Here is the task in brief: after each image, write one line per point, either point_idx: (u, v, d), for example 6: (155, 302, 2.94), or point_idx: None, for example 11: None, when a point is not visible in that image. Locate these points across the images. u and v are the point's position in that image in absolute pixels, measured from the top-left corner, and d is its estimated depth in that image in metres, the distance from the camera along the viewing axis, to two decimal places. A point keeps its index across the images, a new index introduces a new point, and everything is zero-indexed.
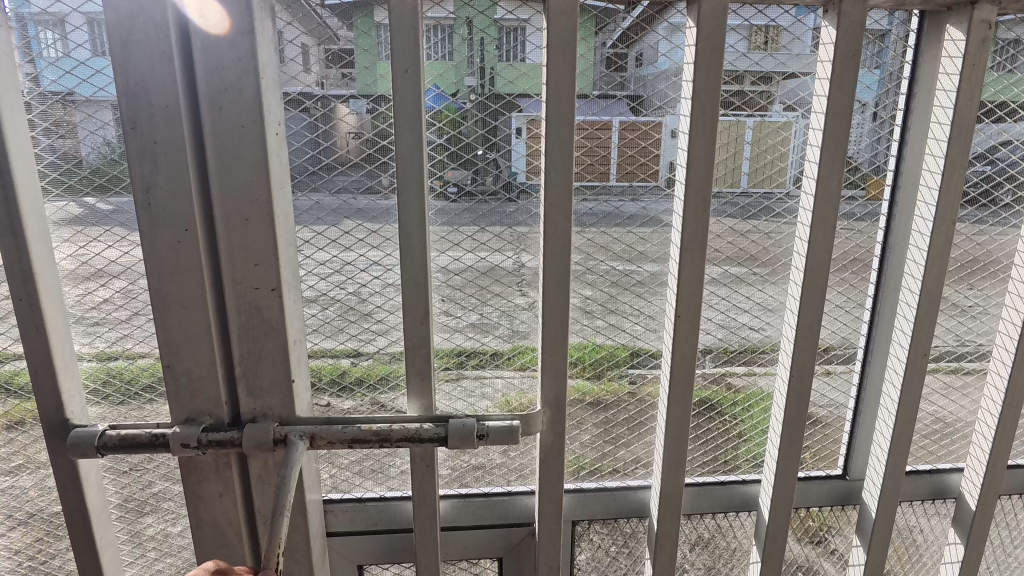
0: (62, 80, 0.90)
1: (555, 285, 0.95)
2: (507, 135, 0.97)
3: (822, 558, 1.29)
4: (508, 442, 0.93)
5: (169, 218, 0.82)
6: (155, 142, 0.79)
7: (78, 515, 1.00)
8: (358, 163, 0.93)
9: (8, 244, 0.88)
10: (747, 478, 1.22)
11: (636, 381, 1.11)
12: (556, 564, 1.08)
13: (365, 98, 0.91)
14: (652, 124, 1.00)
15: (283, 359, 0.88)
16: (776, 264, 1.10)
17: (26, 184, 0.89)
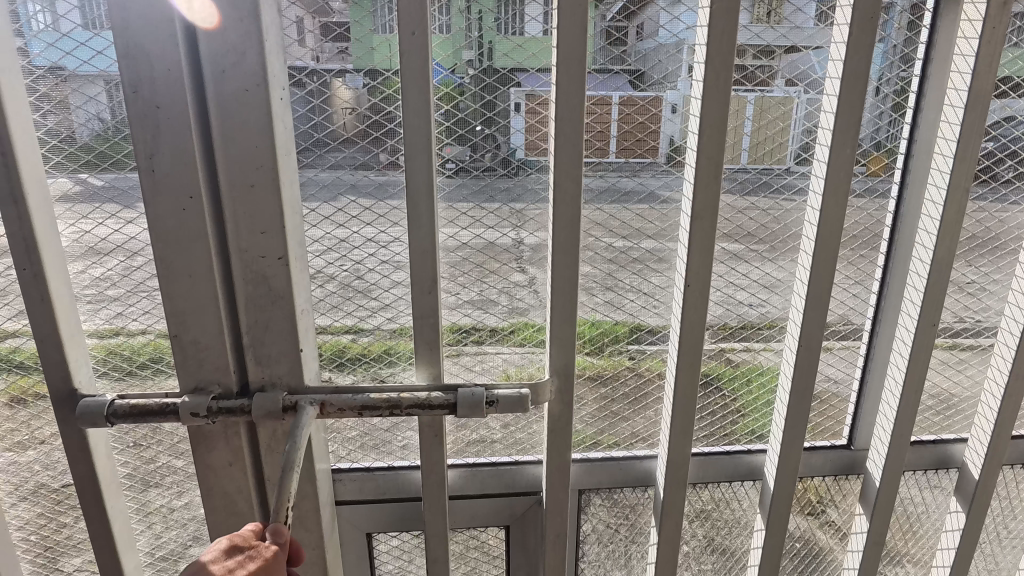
0: (59, 44, 0.87)
1: (564, 253, 0.94)
2: (505, 109, 0.94)
3: (822, 530, 1.31)
4: (517, 409, 0.93)
5: (173, 185, 0.80)
6: (157, 107, 0.78)
7: (89, 484, 1.01)
8: (351, 139, 0.91)
9: (11, 213, 0.87)
10: (753, 448, 1.23)
11: (637, 356, 1.11)
12: (563, 531, 1.10)
13: (361, 72, 0.88)
14: (651, 99, 0.98)
15: (291, 329, 0.88)
16: (787, 236, 1.09)
17: (27, 153, 0.87)
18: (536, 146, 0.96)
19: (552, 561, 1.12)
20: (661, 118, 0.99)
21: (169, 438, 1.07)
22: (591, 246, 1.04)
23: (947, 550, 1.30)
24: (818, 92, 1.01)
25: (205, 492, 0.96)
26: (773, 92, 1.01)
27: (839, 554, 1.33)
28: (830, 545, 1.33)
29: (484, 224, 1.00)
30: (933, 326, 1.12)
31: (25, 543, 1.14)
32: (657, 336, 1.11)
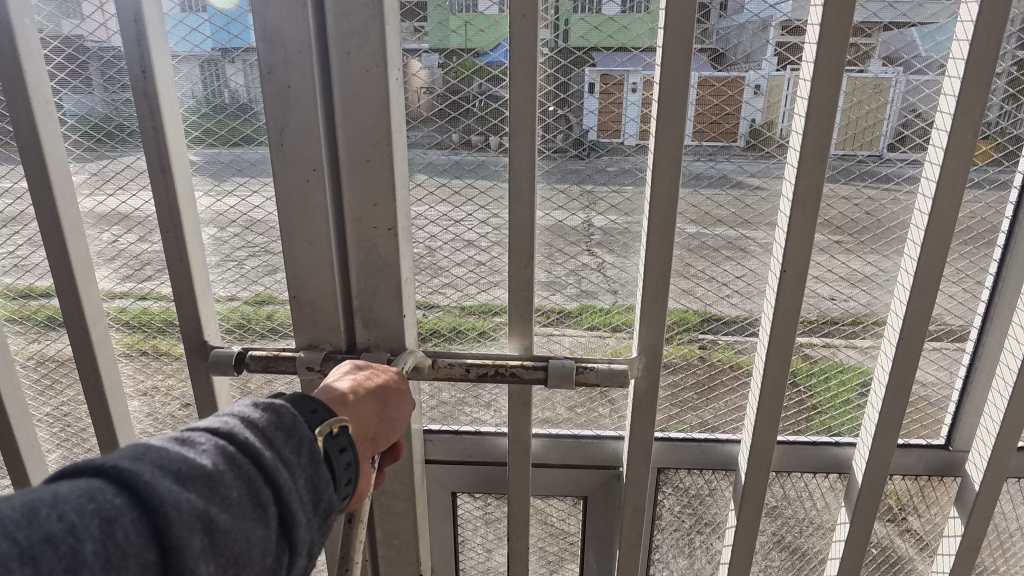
0: (201, 27, 0.96)
1: (659, 232, 0.95)
2: (578, 90, 0.94)
3: (898, 537, 1.29)
4: (612, 382, 0.96)
5: (300, 158, 0.88)
6: (288, 86, 0.85)
7: (214, 424, 1.14)
8: (429, 119, 0.95)
9: (159, 181, 0.98)
10: (841, 441, 1.20)
11: (708, 346, 1.11)
12: (642, 506, 1.12)
13: (437, 52, 0.91)
14: (731, 80, 0.95)
15: (395, 295, 0.94)
16: (894, 223, 1.05)
17: (173, 127, 0.97)
18: (637, 127, 0.96)
19: (629, 535, 1.14)
20: (743, 99, 0.96)
21: (279, 389, 1.17)
22: (686, 226, 1.03)
23: None
24: (914, 73, 0.96)
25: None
26: (866, 73, 0.95)
27: (920, 564, 1.30)
28: (908, 554, 1.30)
29: (580, 203, 1.01)
30: None
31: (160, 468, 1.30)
32: (729, 325, 1.09)
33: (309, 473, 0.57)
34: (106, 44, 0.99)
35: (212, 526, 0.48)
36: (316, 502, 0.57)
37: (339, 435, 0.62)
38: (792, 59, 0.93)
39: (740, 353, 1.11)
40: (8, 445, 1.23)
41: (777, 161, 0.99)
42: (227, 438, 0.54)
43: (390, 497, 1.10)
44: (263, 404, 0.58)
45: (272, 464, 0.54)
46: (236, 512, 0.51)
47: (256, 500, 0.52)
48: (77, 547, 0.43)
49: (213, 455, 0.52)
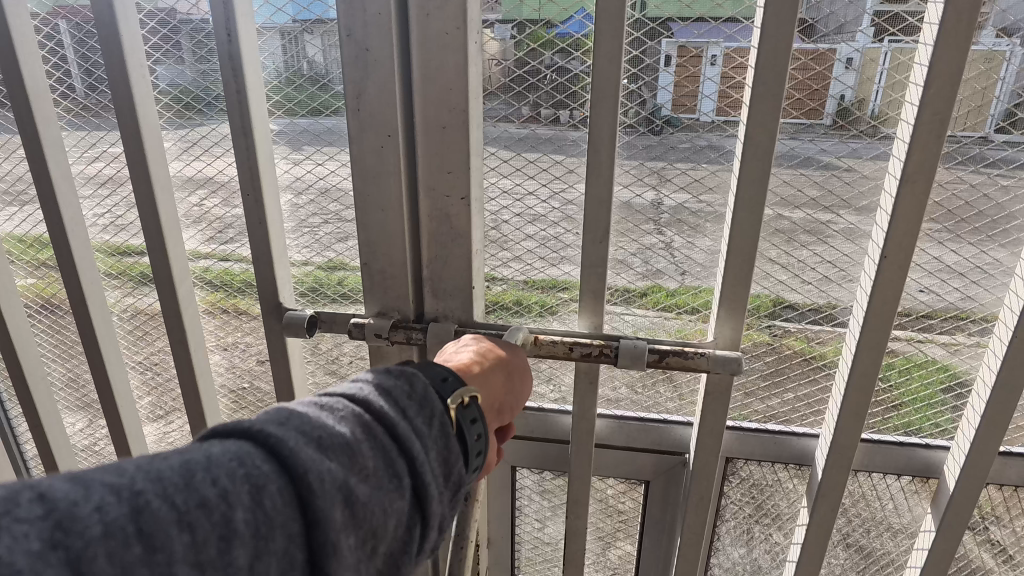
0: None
1: (745, 212, 0.88)
2: (653, 63, 0.88)
3: (980, 547, 1.20)
4: (728, 369, 0.91)
5: (376, 124, 0.87)
6: (367, 50, 0.83)
7: (287, 382, 1.18)
8: (501, 87, 0.91)
9: (241, 145, 1.00)
10: (932, 443, 1.11)
11: (777, 334, 1.04)
12: (707, 495, 1.08)
13: (509, 23, 0.87)
14: (821, 53, 0.85)
15: (466, 266, 0.92)
16: (1015, 208, 0.92)
17: (255, 92, 0.99)
18: (721, 100, 0.89)
19: (692, 523, 1.11)
20: (831, 75, 0.86)
21: (348, 351, 1.20)
22: (779, 204, 0.96)
23: None
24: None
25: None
26: (977, 45, 0.84)
27: None
28: (993, 568, 1.21)
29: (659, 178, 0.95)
30: None
31: (237, 419, 1.37)
32: (802, 313, 1.02)
33: (439, 446, 0.57)
34: (193, 14, 1.02)
35: (350, 497, 0.49)
36: (447, 476, 0.57)
37: (471, 406, 0.61)
38: (911, 22, 0.83)
39: (815, 344, 1.03)
40: (104, 390, 1.32)
41: (878, 138, 0.89)
42: (363, 408, 0.54)
43: None
44: (394, 375, 0.58)
45: (406, 434, 0.54)
46: (373, 483, 0.51)
47: (390, 468, 0.53)
48: (228, 515, 0.44)
49: (351, 423, 0.52)
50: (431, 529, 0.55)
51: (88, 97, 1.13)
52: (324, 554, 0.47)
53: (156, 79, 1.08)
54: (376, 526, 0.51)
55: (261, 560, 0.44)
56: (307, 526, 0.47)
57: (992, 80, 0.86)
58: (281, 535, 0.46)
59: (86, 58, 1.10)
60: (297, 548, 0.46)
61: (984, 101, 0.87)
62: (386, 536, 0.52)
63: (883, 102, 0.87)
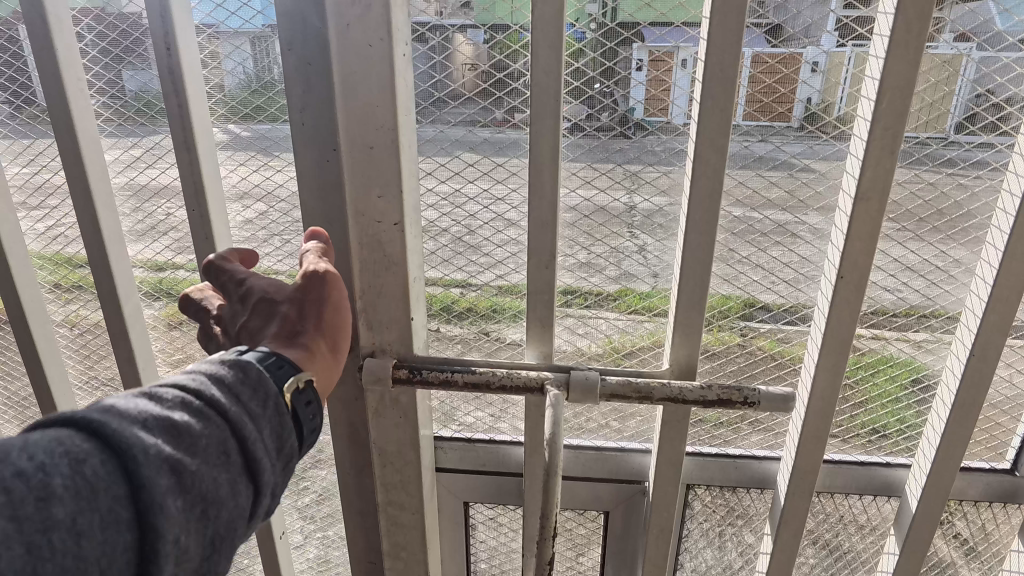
0: (215, 14, 0.87)
1: (699, 233, 0.83)
2: (626, 63, 0.82)
3: (954, 567, 1.19)
4: (780, 409, 0.85)
5: (320, 138, 0.80)
6: (309, 63, 0.77)
7: None
8: (458, 92, 0.85)
9: (184, 160, 0.91)
10: (893, 462, 1.09)
11: (748, 333, 0.99)
12: (668, 526, 1.03)
13: (483, 26, 0.81)
14: (785, 57, 0.82)
15: (403, 295, 0.85)
16: (968, 222, 0.91)
17: (198, 105, 0.89)
18: (658, 106, 0.84)
19: (653, 556, 1.06)
20: (800, 78, 0.82)
21: None
22: (747, 221, 0.92)
23: None
24: (998, 50, 0.82)
25: (338, 427, 1.00)
26: (937, 49, 0.82)
27: None
28: None
29: (621, 187, 0.90)
30: None
31: None
32: (774, 314, 0.97)
33: (272, 425, 0.57)
34: (126, 18, 0.89)
35: (183, 468, 0.48)
36: (280, 450, 0.57)
37: (304, 392, 0.61)
38: (862, 31, 0.80)
39: (782, 343, 0.99)
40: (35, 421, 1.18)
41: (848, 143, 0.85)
42: (196, 396, 0.53)
43: (397, 508, 1.01)
44: (225, 364, 0.57)
45: (239, 418, 0.54)
46: (206, 458, 0.50)
47: (221, 449, 0.51)
48: (67, 489, 0.43)
49: (183, 409, 0.51)
50: (267, 498, 0.54)
51: (11, 107, 1.00)
52: (152, 531, 0.45)
53: (95, 88, 0.95)
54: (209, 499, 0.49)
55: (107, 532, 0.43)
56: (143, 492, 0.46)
57: (944, 92, 0.84)
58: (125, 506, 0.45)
59: (8, 66, 0.97)
60: (126, 531, 0.44)
61: (946, 103, 0.85)
62: (226, 510, 0.50)
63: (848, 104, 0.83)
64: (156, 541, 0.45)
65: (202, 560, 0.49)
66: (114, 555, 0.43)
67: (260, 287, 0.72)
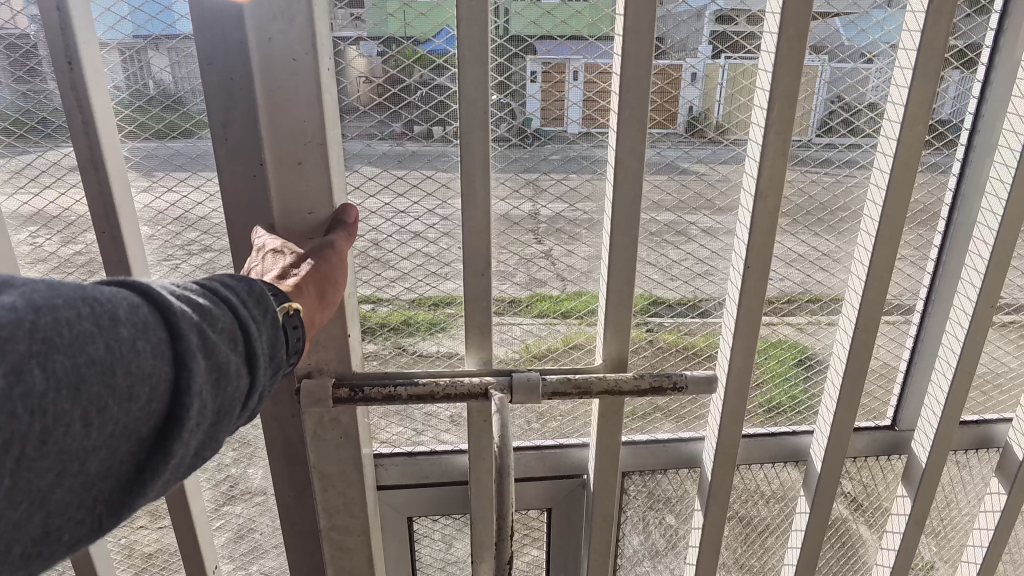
0: (120, 26, 0.81)
1: (624, 235, 0.88)
2: (522, 78, 0.86)
3: (853, 520, 1.33)
4: (705, 391, 0.93)
5: (247, 154, 0.76)
6: (231, 80, 0.73)
7: None
8: (382, 105, 0.85)
9: (91, 179, 0.83)
10: (798, 429, 1.21)
11: (655, 330, 1.06)
12: (610, 514, 1.07)
13: (376, 40, 0.81)
14: (672, 68, 0.88)
15: (340, 313, 0.83)
16: (845, 213, 1.04)
17: (106, 121, 0.82)
18: (590, 118, 0.89)
19: (598, 545, 1.10)
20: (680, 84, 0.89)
21: None
22: (664, 220, 0.99)
23: (991, 513, 1.35)
24: (859, 63, 0.95)
25: (275, 454, 0.96)
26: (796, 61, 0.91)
27: (871, 543, 1.36)
28: (857, 534, 1.35)
29: (549, 194, 0.93)
30: (992, 307, 1.10)
31: None
32: (686, 304, 1.05)
33: (271, 334, 0.59)
34: (15, 21, 0.80)
35: (204, 336, 0.52)
36: (272, 358, 0.59)
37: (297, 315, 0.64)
38: (750, 47, 0.89)
39: (693, 331, 1.06)
40: None
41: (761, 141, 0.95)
42: (216, 290, 0.57)
43: (341, 532, 0.98)
44: (239, 276, 0.61)
45: (248, 316, 0.57)
46: (222, 337, 0.54)
47: (232, 336, 0.55)
48: (116, 333, 0.47)
49: (206, 294, 0.55)
50: (258, 393, 0.57)
51: None
52: (184, 378, 0.50)
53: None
54: (222, 370, 0.53)
55: (138, 384, 0.47)
56: (172, 350, 0.50)
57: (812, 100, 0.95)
58: (155, 361, 0.49)
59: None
60: (161, 382, 0.49)
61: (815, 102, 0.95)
62: (228, 389, 0.53)
63: (726, 110, 0.93)
64: (185, 390, 0.50)
65: (211, 424, 0.53)
66: (155, 387, 0.49)
67: (274, 245, 0.73)
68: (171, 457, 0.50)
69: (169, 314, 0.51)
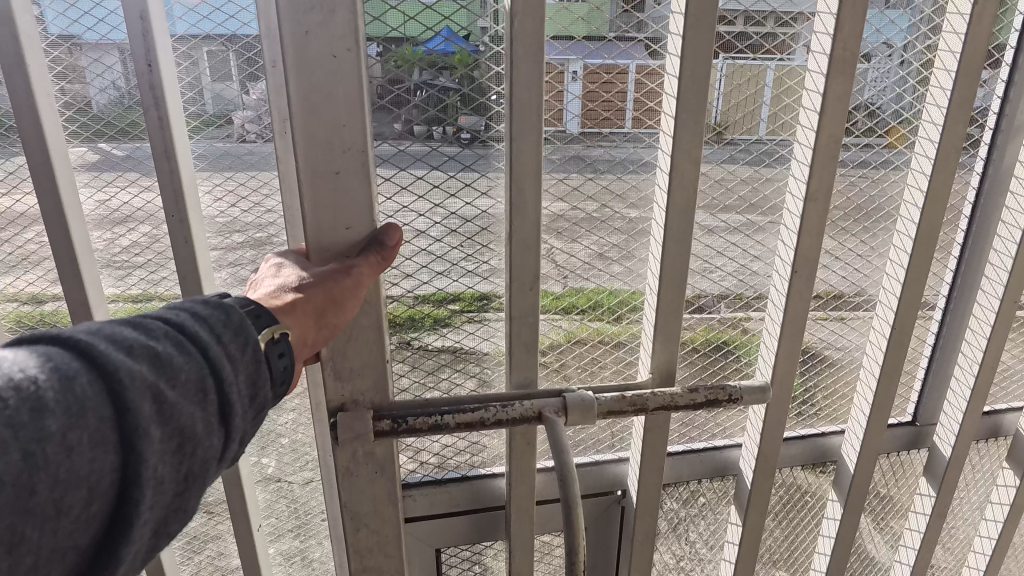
0: (198, 24, 0.76)
1: (676, 242, 0.83)
2: None
3: (875, 519, 1.32)
4: (760, 400, 0.89)
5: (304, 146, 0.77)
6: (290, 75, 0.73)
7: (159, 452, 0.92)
8: (420, 106, 0.76)
9: (163, 170, 0.77)
10: (828, 431, 1.18)
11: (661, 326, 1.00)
12: (652, 531, 1.03)
13: (377, 40, 0.72)
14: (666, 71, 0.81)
15: (377, 336, 0.74)
16: (880, 213, 1.02)
17: (179, 118, 0.77)
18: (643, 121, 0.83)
19: (638, 564, 1.06)
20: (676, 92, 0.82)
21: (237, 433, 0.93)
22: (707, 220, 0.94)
23: (1001, 505, 1.37)
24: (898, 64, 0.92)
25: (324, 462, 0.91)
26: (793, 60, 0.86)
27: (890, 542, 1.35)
28: (878, 534, 1.34)
29: (594, 201, 0.87)
30: (1014, 303, 1.10)
31: None
32: (725, 309, 1.00)
33: (251, 372, 0.50)
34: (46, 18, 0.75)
35: (159, 402, 0.42)
36: (253, 399, 0.50)
37: (284, 341, 0.54)
38: (794, 45, 0.85)
39: (733, 338, 1.01)
40: None
41: (758, 141, 0.90)
42: (179, 327, 0.47)
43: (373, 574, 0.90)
44: (209, 301, 0.51)
45: (219, 357, 0.47)
46: (184, 393, 0.44)
47: (200, 386, 0.45)
48: (41, 428, 0.37)
49: (164, 340, 0.45)
50: (234, 445, 0.48)
51: None
52: (132, 464, 0.40)
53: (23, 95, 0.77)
54: (186, 433, 0.44)
55: (68, 493, 0.37)
56: (116, 430, 0.41)
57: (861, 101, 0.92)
58: (95, 453, 0.39)
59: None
60: (103, 476, 0.39)
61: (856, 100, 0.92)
62: (194, 456, 0.44)
63: (724, 110, 0.86)
64: (135, 477, 0.41)
65: (174, 497, 0.44)
66: (97, 483, 0.39)
67: (293, 258, 0.68)
68: (120, 563, 0.40)
69: (110, 383, 0.41)
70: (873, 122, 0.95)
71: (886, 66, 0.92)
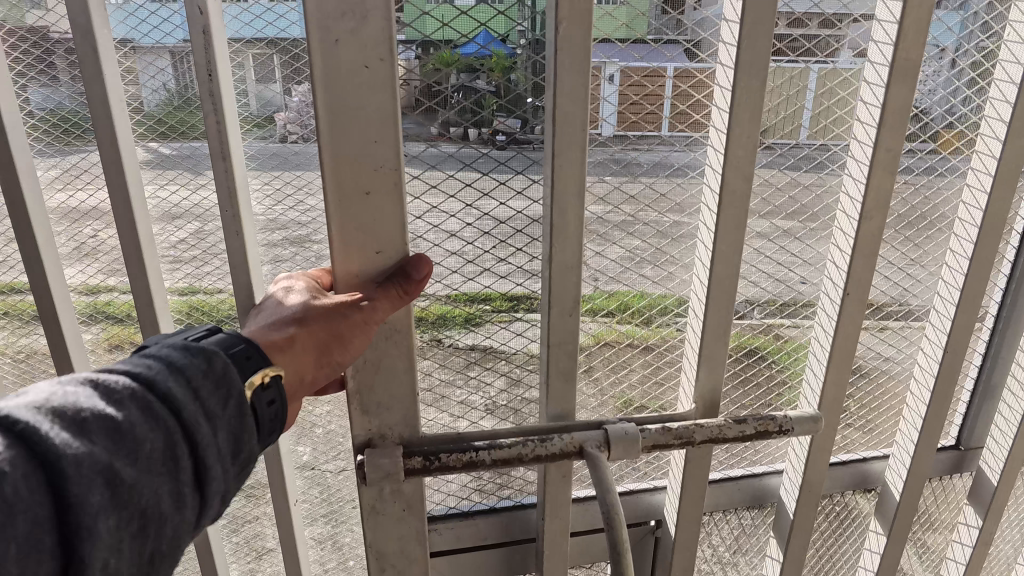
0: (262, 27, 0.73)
1: (724, 264, 0.77)
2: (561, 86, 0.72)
3: (913, 547, 1.26)
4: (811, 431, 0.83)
5: None
6: None
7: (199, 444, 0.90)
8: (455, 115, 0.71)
9: (218, 169, 0.74)
10: (869, 457, 1.12)
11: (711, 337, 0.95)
12: (689, 567, 0.97)
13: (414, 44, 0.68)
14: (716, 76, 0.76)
15: (407, 367, 0.69)
16: (930, 227, 0.97)
17: (234, 120, 0.74)
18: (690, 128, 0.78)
19: None
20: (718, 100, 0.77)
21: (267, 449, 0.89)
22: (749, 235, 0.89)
23: None
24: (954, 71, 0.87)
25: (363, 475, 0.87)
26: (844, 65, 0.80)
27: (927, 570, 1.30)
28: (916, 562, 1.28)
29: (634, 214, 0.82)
30: None
31: None
32: (766, 326, 0.95)
33: (231, 429, 0.47)
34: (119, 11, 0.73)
35: (114, 486, 0.39)
36: (234, 456, 0.47)
37: (272, 387, 0.50)
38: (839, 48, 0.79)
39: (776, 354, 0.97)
40: None
41: (801, 143, 0.84)
42: (148, 386, 0.43)
43: None
44: (186, 346, 0.47)
45: (192, 421, 0.44)
46: (147, 467, 0.41)
47: (170, 454, 0.43)
48: None
49: (126, 406, 0.42)
50: (211, 508, 0.46)
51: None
52: (78, 562, 0.38)
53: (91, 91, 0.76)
54: (149, 513, 0.41)
55: None
56: (62, 523, 0.38)
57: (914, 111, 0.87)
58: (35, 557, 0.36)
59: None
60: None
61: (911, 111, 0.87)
62: (160, 534, 0.42)
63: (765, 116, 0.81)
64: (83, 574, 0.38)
65: None
66: None
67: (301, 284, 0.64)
68: None
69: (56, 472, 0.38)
70: (925, 132, 0.90)
71: (937, 73, 0.86)
